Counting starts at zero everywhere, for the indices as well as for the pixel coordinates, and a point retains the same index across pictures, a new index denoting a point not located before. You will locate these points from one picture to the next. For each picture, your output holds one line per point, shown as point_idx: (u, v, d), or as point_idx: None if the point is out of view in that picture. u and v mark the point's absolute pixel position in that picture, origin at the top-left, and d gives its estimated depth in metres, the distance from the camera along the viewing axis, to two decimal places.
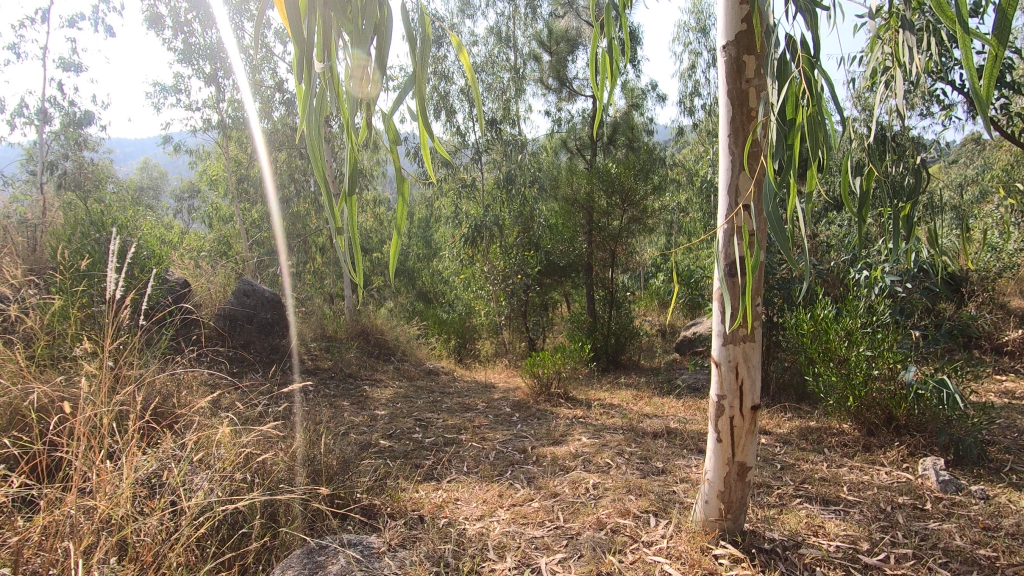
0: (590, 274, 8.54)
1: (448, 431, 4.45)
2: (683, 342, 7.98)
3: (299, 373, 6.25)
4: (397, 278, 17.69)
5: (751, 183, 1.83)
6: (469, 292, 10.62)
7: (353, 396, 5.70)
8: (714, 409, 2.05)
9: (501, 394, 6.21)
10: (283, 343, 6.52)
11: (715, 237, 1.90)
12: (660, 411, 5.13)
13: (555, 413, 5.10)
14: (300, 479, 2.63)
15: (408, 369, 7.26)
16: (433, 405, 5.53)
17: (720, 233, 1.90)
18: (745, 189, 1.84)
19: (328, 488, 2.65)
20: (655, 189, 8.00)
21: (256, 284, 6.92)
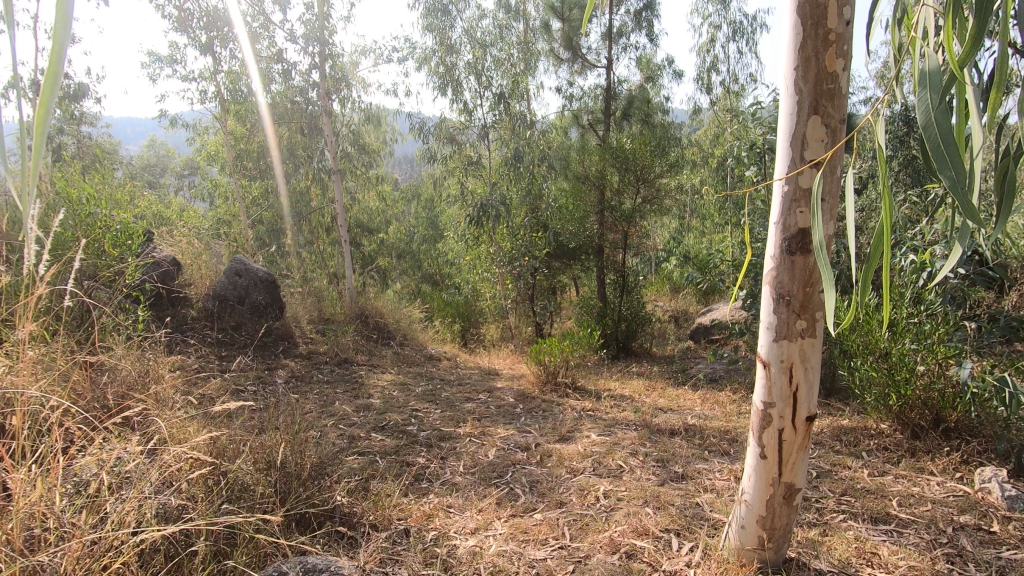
0: (601, 257, 8.10)
1: (446, 425, 4.11)
2: (698, 328, 7.58)
3: (292, 358, 5.93)
4: (403, 260, 17.36)
5: (823, 131, 1.42)
6: (475, 274, 10.24)
7: (347, 383, 5.37)
8: (758, 418, 1.65)
9: (504, 382, 5.87)
10: (276, 326, 6.19)
11: (772, 200, 1.52)
12: (674, 405, 4.75)
13: (562, 405, 4.76)
14: (262, 490, 2.28)
15: (408, 354, 6.93)
16: (431, 393, 5.19)
17: (777, 196, 1.52)
18: (815, 142, 1.44)
19: (288, 512, 2.32)
20: (672, 167, 7.54)
21: (250, 263, 6.57)
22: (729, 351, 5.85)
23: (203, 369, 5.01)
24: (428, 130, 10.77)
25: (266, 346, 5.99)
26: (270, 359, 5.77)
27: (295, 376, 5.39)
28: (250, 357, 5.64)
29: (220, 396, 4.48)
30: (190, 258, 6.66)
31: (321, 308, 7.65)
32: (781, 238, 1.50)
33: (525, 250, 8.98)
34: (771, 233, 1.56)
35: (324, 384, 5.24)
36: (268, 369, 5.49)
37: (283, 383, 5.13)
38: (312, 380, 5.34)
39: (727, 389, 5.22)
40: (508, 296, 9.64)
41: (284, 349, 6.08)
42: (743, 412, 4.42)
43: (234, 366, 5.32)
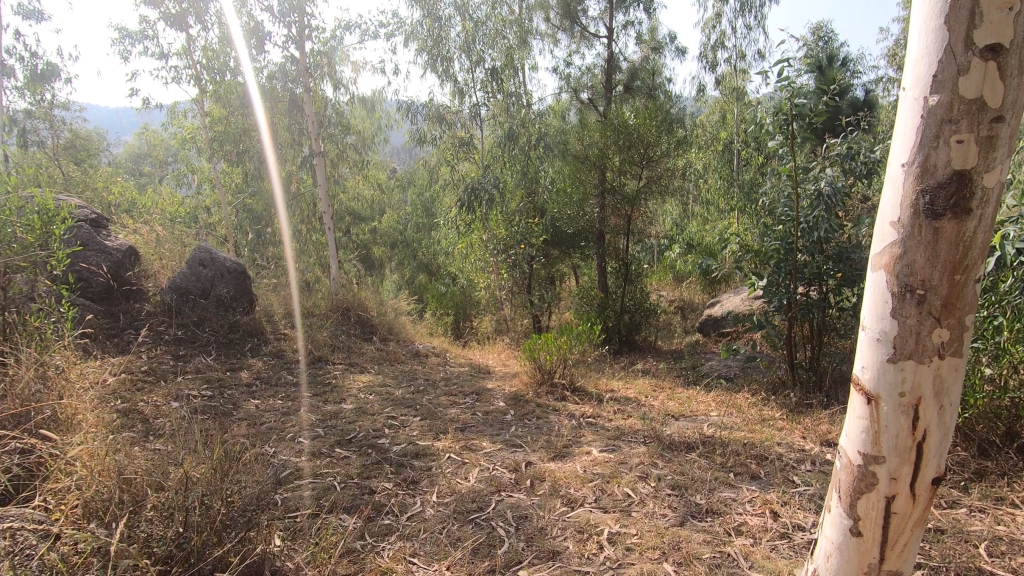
0: (601, 244, 7.52)
1: (424, 437, 3.56)
2: (706, 321, 6.99)
3: (261, 357, 5.36)
4: (398, 249, 16.79)
5: (989, 50, 1.11)
6: (468, 264, 9.65)
7: (319, 386, 4.80)
8: (860, 473, 1.31)
9: (496, 382, 5.30)
10: (244, 322, 5.59)
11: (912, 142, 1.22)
12: (686, 411, 4.18)
13: (559, 410, 4.21)
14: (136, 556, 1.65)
15: (392, 350, 6.36)
16: (412, 397, 4.63)
17: (918, 137, 1.21)
18: (978, 66, 1.13)
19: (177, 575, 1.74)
20: (679, 145, 6.91)
21: (217, 252, 6.02)
22: (744, 346, 5.28)
23: (153, 373, 4.44)
24: (416, 110, 9.83)
25: (232, 343, 5.40)
26: (235, 358, 5.19)
27: (261, 378, 4.82)
28: (212, 357, 5.06)
29: (168, 406, 3.92)
30: (151, 247, 6.06)
31: (299, 301, 7.07)
32: (923, 193, 1.19)
33: (520, 237, 8.52)
34: (900, 194, 1.25)
35: (292, 388, 4.67)
36: (231, 370, 4.91)
37: (245, 387, 4.56)
38: (281, 383, 4.78)
39: (744, 391, 4.64)
40: (503, 286, 9.12)
41: (252, 347, 5.49)
42: (766, 419, 3.86)
43: (191, 367, 4.74)
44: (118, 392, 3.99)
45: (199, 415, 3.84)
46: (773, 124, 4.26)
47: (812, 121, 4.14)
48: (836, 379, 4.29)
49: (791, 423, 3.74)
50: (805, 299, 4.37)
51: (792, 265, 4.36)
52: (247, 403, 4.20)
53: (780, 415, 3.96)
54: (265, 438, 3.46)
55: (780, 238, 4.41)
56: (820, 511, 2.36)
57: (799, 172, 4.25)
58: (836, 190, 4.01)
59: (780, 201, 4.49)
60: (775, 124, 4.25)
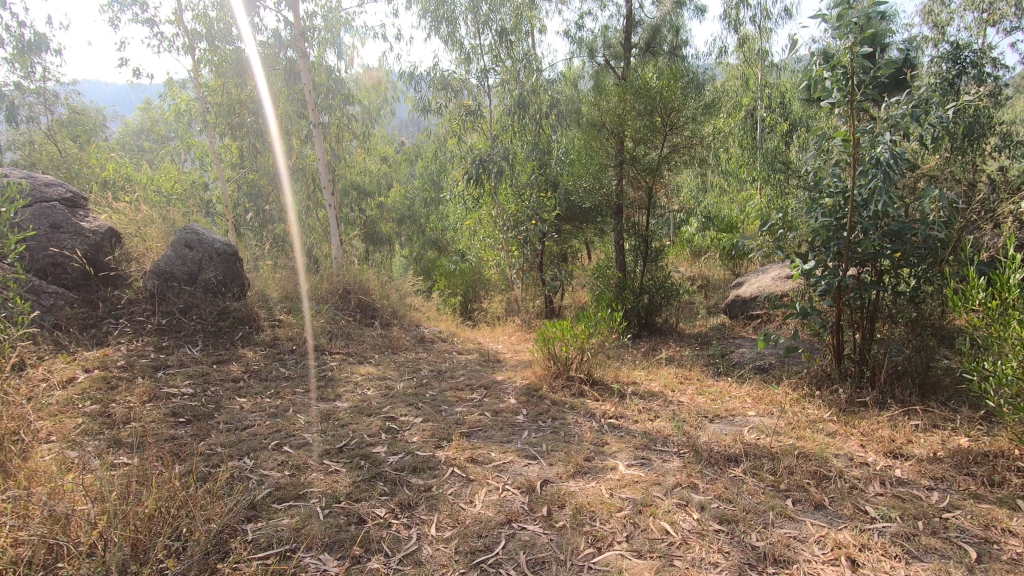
0: (619, 219, 6.97)
1: (424, 445, 3.12)
2: (734, 302, 6.44)
3: (252, 347, 4.94)
4: (406, 225, 16.30)
5: None
6: (477, 241, 9.15)
7: (313, 381, 4.38)
8: None
9: (506, 374, 4.84)
10: (235, 308, 5.20)
11: None
12: (722, 411, 3.70)
13: (577, 410, 3.76)
14: None
15: (395, 336, 5.92)
16: (414, 393, 4.18)
17: None
18: None
19: None
20: (707, 110, 6.28)
21: (205, 232, 5.61)
22: (781, 333, 4.76)
23: (131, 369, 4.05)
24: (419, 78, 9.04)
25: (221, 331, 5.00)
26: (224, 348, 4.78)
27: (251, 372, 4.42)
28: (199, 348, 4.67)
29: (143, 409, 3.54)
30: (137, 225, 5.64)
31: (296, 282, 6.63)
32: None
33: (532, 212, 8.30)
34: None
35: (283, 383, 4.26)
36: (218, 362, 4.51)
37: (231, 383, 4.15)
38: (271, 377, 4.37)
39: (784, 385, 4.14)
40: (513, 264, 8.74)
41: (243, 335, 5.09)
42: (815, 422, 3.38)
43: (173, 360, 4.35)
44: (89, 392, 3.62)
45: (176, 420, 3.45)
46: (827, 80, 3.52)
47: (875, 74, 3.39)
48: (893, 374, 3.75)
49: (846, 427, 3.26)
50: (858, 282, 3.83)
51: (845, 243, 3.79)
52: (232, 403, 3.80)
53: (830, 417, 3.48)
54: (245, 447, 3.06)
55: (830, 213, 3.84)
56: (909, 558, 1.90)
57: (858, 136, 3.61)
58: (902, 157, 3.39)
59: (831, 169, 3.90)
60: (830, 80, 3.51)
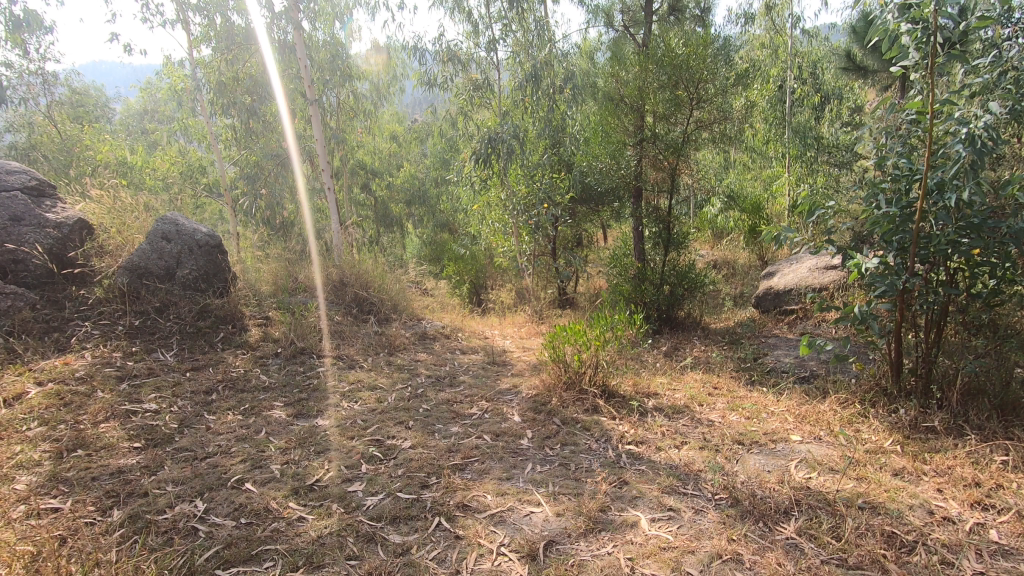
0: (638, 204, 6.32)
1: (411, 483, 2.65)
2: (765, 295, 5.83)
3: (233, 350, 4.49)
4: (415, 206, 15.75)
5: None
6: (486, 226, 8.59)
7: (295, 392, 3.92)
8: None
9: (512, 380, 4.34)
10: (216, 306, 4.77)
11: None
12: (762, 435, 3.16)
13: (591, 432, 3.25)
14: None
15: (392, 334, 5.44)
16: (406, 407, 3.70)
17: None
18: None
19: None
20: (740, 80, 5.57)
21: (185, 221, 5.16)
22: (828, 337, 4.13)
23: (91, 381, 3.62)
24: (423, 50, 8.47)
25: (201, 332, 4.58)
26: (202, 352, 4.35)
27: (228, 381, 3.98)
28: (173, 353, 4.25)
29: (96, 431, 3.12)
30: (110, 213, 5.16)
31: (289, 274, 6.15)
32: None
33: (543, 195, 7.71)
34: None
35: (261, 395, 3.80)
36: (193, 369, 4.08)
37: (204, 395, 3.72)
38: (249, 388, 3.91)
39: (832, 400, 3.58)
40: (524, 250, 8.18)
41: (225, 335, 4.65)
42: (877, 454, 2.84)
43: (142, 368, 3.92)
44: (37, 411, 3.22)
45: (129, 445, 3.02)
46: (902, 39, 2.72)
47: (965, 29, 2.61)
48: (967, 391, 3.16)
49: (915, 462, 2.71)
50: (925, 282, 3.21)
51: (913, 237, 3.17)
52: (199, 422, 3.36)
53: (892, 447, 2.92)
54: (201, 486, 2.61)
55: (892, 202, 3.21)
56: None
57: (936, 108, 2.89)
58: (997, 133, 2.72)
59: (897, 147, 3.25)
60: (908, 39, 2.70)
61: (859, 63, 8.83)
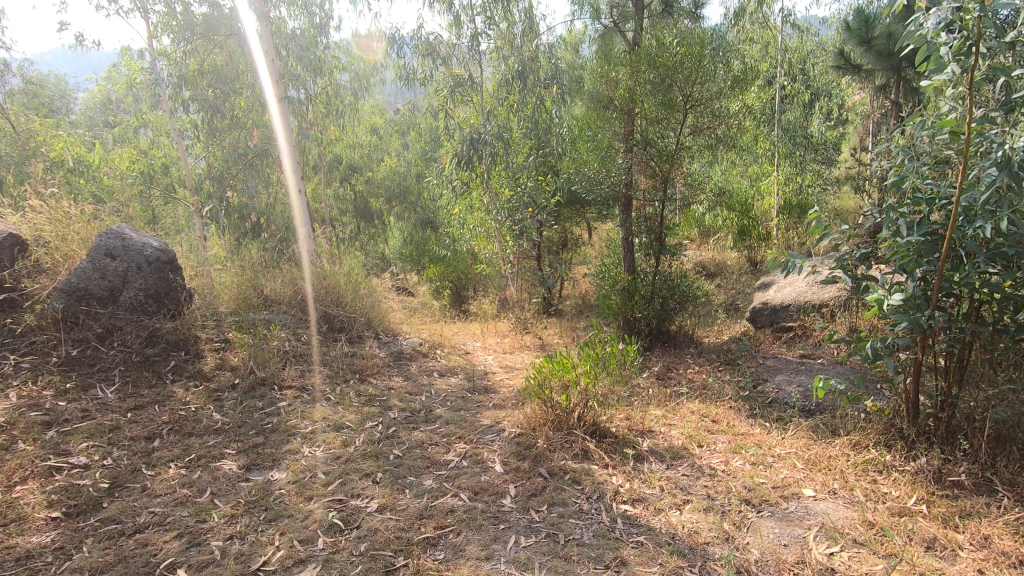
0: (628, 212, 5.96)
1: (375, 568, 2.28)
2: (760, 309, 5.48)
3: (184, 382, 4.05)
4: (396, 202, 15.23)
5: None
6: (467, 230, 8.19)
7: (251, 435, 3.50)
8: None
9: (493, 413, 3.97)
10: (167, 330, 4.32)
11: None
12: (771, 490, 2.84)
13: (580, 488, 2.89)
14: None
15: (364, 356, 5.03)
16: (375, 453, 3.32)
17: None
18: None
19: None
20: (740, 81, 5.21)
21: (133, 233, 4.67)
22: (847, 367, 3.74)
23: (11, 429, 3.17)
24: (401, 41, 7.79)
25: (148, 361, 4.15)
26: (148, 387, 3.91)
27: (174, 422, 3.54)
28: (114, 388, 3.81)
29: (8, 497, 2.68)
30: (46, 225, 4.63)
31: (254, 287, 5.68)
32: None
33: (528, 199, 7.33)
34: None
35: (212, 440, 3.39)
36: (136, 408, 3.64)
37: (144, 442, 3.30)
38: (197, 431, 3.48)
39: (844, 442, 3.27)
40: (508, 255, 7.79)
41: (176, 364, 4.21)
42: (903, 518, 2.53)
43: (75, 410, 3.47)
44: None
45: (45, 515, 2.59)
46: (940, 50, 2.36)
47: (1013, 39, 2.27)
48: (995, 439, 2.86)
49: (947, 532, 2.40)
50: (951, 318, 2.89)
51: (940, 268, 2.83)
52: (134, 480, 2.93)
53: (917, 507, 2.62)
54: None
55: (915, 227, 2.88)
56: None
57: (972, 125, 2.55)
58: None
59: (921, 167, 2.91)
60: (948, 49, 2.36)
61: (853, 62, 8.46)
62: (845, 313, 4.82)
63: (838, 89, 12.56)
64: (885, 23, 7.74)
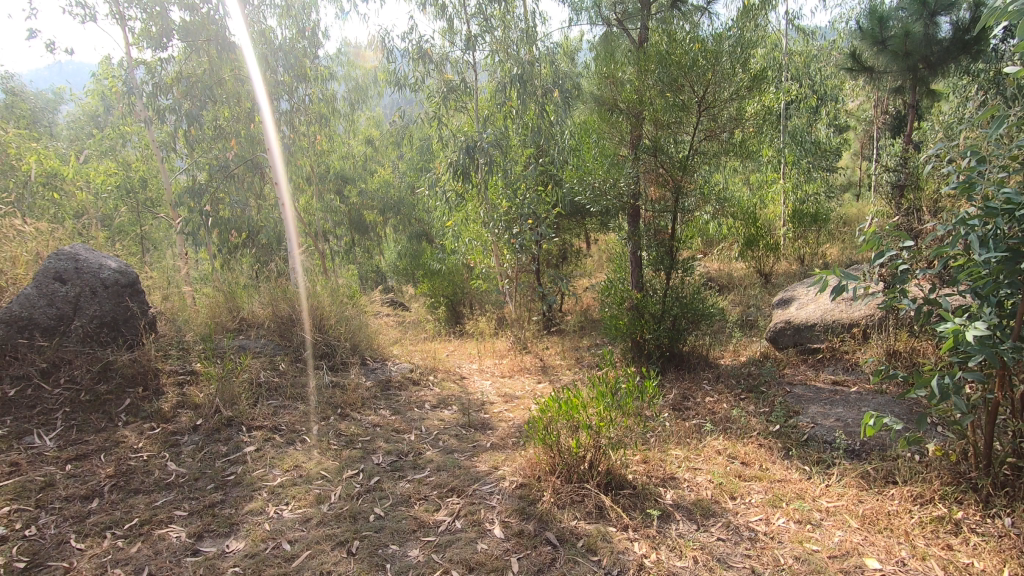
0: (637, 224, 5.42)
1: None
2: (782, 330, 4.99)
3: (139, 424, 3.55)
4: (389, 214, 14.77)
5: None
6: (462, 243, 7.74)
7: (209, 490, 3.00)
8: None
9: (491, 456, 3.48)
10: (122, 364, 3.83)
11: None
12: (828, 562, 2.37)
13: (598, 561, 2.41)
14: None
15: (347, 387, 4.53)
16: (352, 512, 2.82)
17: None
18: None
19: None
20: (757, 82, 4.79)
21: (87, 252, 4.16)
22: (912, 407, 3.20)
23: None
24: (392, 46, 7.41)
25: (99, 401, 3.66)
26: (96, 431, 3.42)
27: (120, 476, 3.04)
28: (55, 435, 3.32)
29: None
30: None
31: (229, 310, 5.20)
32: None
33: (527, 210, 6.88)
34: None
35: (161, 498, 2.89)
36: (77, 459, 3.15)
37: (80, 503, 2.80)
38: (147, 486, 2.98)
39: (904, 495, 2.79)
40: (505, 270, 7.34)
41: (131, 404, 3.72)
42: None
43: (3, 464, 2.97)
44: None
45: None
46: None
47: None
48: None
49: None
50: None
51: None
52: (60, 556, 2.44)
53: None
54: None
55: (994, 243, 2.37)
56: None
57: None
58: None
59: (1001, 171, 2.43)
60: None
61: (864, 63, 8.06)
62: (881, 334, 4.34)
63: (842, 94, 12.18)
64: (898, 22, 7.35)
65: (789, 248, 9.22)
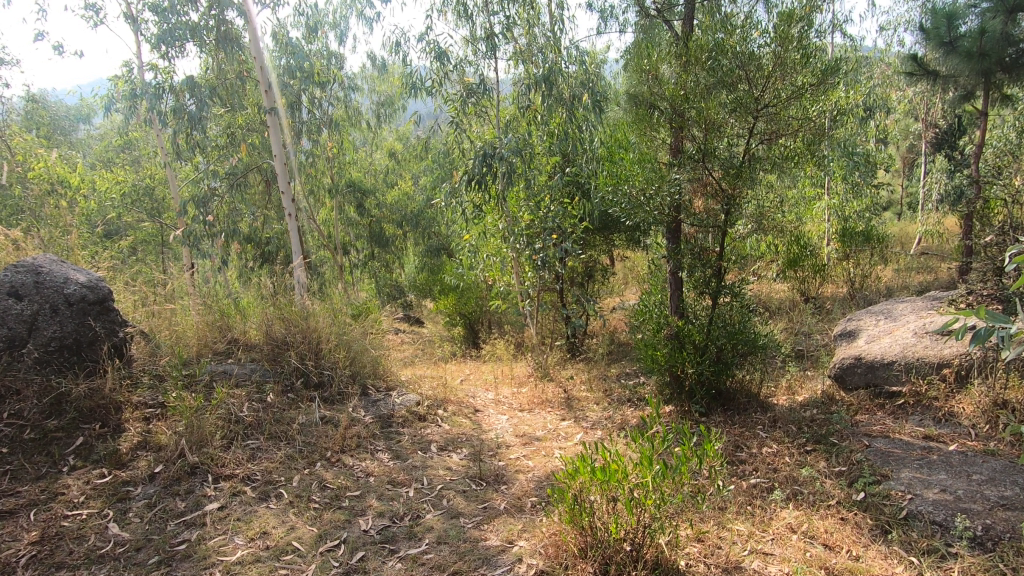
0: (678, 241, 4.73)
1: None
2: (851, 367, 4.20)
3: (86, 471, 2.99)
4: (408, 226, 14.28)
5: None
6: (479, 259, 7.13)
7: (149, 565, 2.40)
8: None
9: (504, 526, 2.81)
10: (76, 396, 3.28)
11: None
12: None
13: None
14: None
15: (341, 424, 3.92)
16: None
17: None
18: None
19: None
20: (823, 79, 4.11)
21: (51, 263, 3.63)
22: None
23: None
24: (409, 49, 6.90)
25: (44, 440, 3.12)
26: (32, 480, 2.87)
27: (45, 543, 2.47)
28: None
29: None
30: None
31: (217, 330, 4.66)
32: None
33: (552, 224, 6.24)
34: None
35: None
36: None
37: None
38: (74, 558, 2.40)
39: None
40: (526, 289, 6.69)
41: (83, 444, 3.17)
42: None
43: None
44: None
45: None
46: None
47: None
48: None
49: None
50: None
51: None
52: None
53: None
54: None
55: None
56: None
57: None
58: None
59: None
60: None
61: (927, 68, 7.30)
62: (982, 380, 3.66)
63: (891, 105, 11.34)
64: (969, 22, 6.60)
65: (838, 270, 8.41)
